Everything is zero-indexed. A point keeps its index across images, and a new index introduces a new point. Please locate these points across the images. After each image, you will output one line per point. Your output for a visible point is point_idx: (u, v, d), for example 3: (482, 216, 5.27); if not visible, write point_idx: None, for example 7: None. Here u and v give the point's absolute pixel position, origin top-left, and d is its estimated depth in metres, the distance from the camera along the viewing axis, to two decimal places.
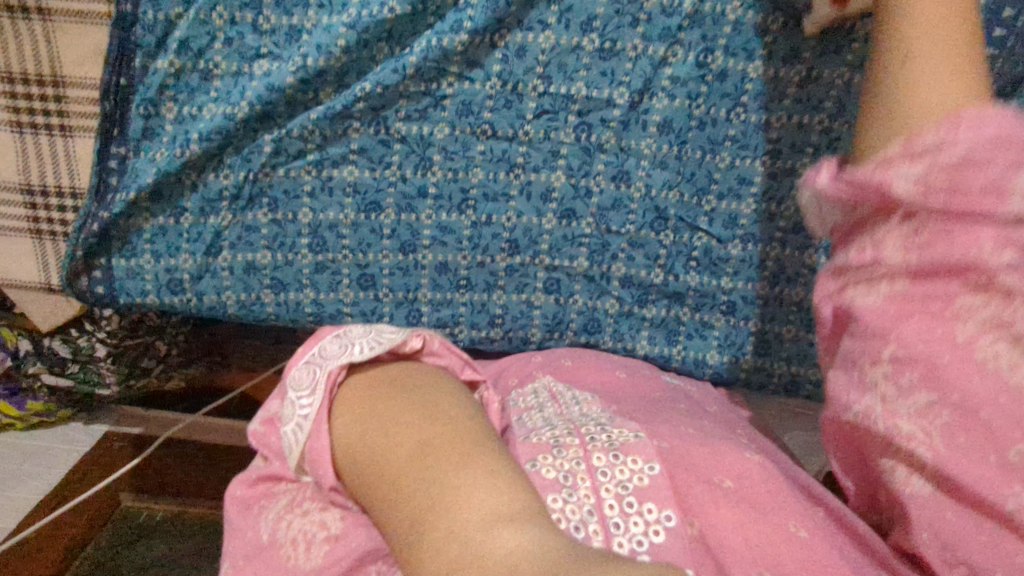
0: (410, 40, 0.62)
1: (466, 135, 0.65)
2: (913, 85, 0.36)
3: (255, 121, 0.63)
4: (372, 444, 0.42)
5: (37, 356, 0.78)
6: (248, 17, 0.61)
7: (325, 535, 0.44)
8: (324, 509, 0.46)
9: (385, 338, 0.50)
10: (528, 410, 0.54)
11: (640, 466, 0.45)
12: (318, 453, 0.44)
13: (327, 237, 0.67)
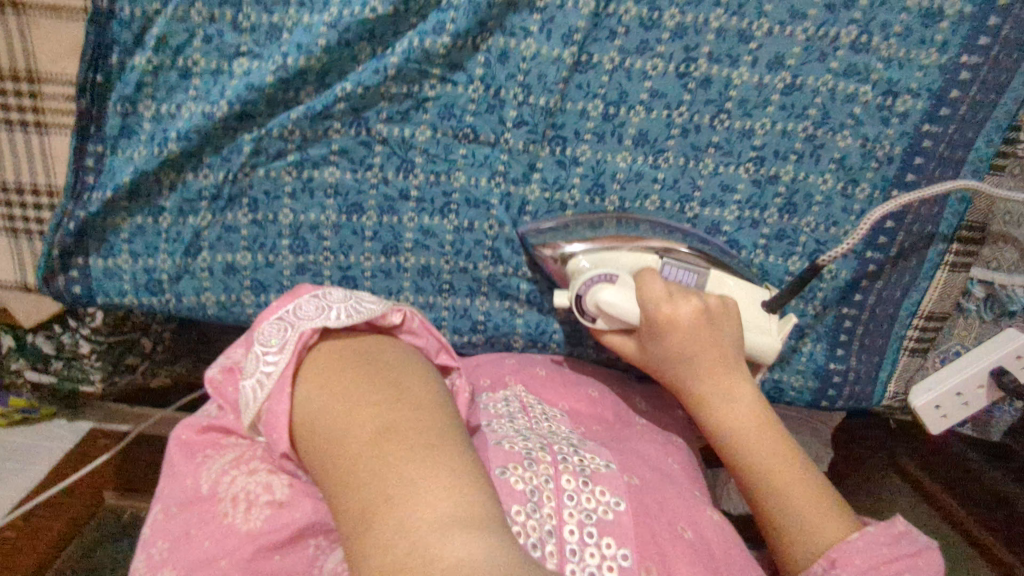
0: (392, 41, 0.61)
1: (448, 138, 0.64)
2: (794, 520, 0.53)
3: (234, 121, 0.62)
4: (334, 420, 0.43)
5: (20, 352, 0.78)
6: (227, 14, 0.60)
7: (268, 500, 0.47)
8: (271, 476, 0.48)
9: (361, 308, 0.52)
10: (497, 416, 0.57)
11: (607, 504, 0.49)
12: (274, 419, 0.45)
13: (308, 239, 0.66)
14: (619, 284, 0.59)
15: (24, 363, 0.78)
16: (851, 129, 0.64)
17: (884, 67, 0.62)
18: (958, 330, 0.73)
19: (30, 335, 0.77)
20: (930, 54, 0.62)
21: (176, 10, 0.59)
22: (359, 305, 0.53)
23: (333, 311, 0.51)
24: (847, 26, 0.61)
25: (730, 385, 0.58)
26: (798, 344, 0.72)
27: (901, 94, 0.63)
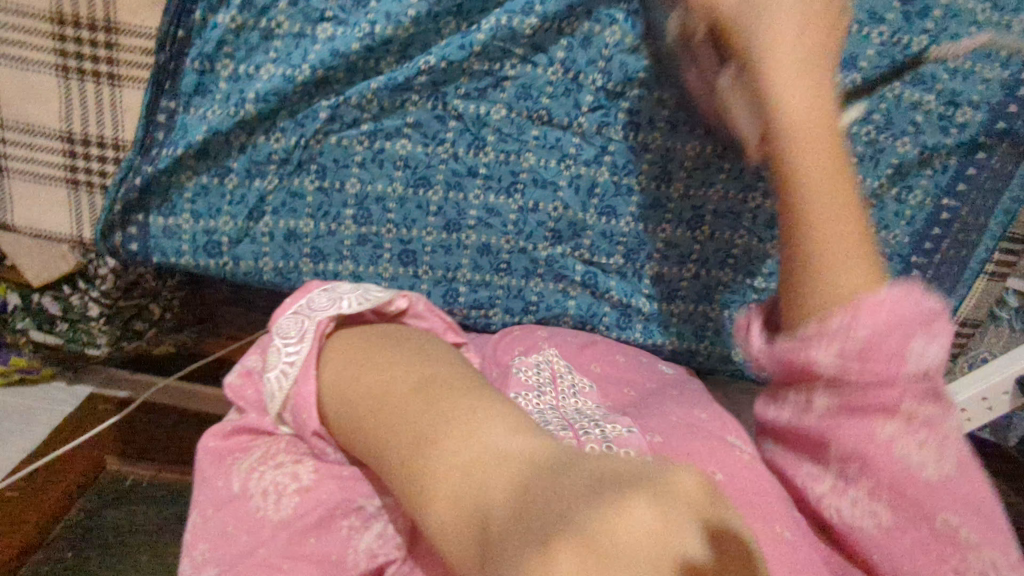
0: (477, 17, 0.62)
1: (522, 118, 0.65)
2: (821, 265, 0.44)
3: (313, 86, 0.62)
4: (380, 398, 0.41)
5: (26, 311, 0.73)
6: None
7: (295, 487, 0.47)
8: (298, 460, 0.48)
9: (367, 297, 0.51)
10: (523, 386, 0.55)
11: (627, 455, 0.47)
12: (297, 406, 0.46)
13: (372, 210, 0.66)
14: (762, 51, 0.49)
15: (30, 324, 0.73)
16: (910, 136, 0.66)
17: (948, 79, 0.64)
18: (989, 336, 0.78)
19: (37, 295, 0.72)
20: (993, 69, 0.64)
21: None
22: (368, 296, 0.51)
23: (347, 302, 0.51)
24: (920, 35, 0.63)
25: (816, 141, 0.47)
26: None
27: (961, 105, 0.65)
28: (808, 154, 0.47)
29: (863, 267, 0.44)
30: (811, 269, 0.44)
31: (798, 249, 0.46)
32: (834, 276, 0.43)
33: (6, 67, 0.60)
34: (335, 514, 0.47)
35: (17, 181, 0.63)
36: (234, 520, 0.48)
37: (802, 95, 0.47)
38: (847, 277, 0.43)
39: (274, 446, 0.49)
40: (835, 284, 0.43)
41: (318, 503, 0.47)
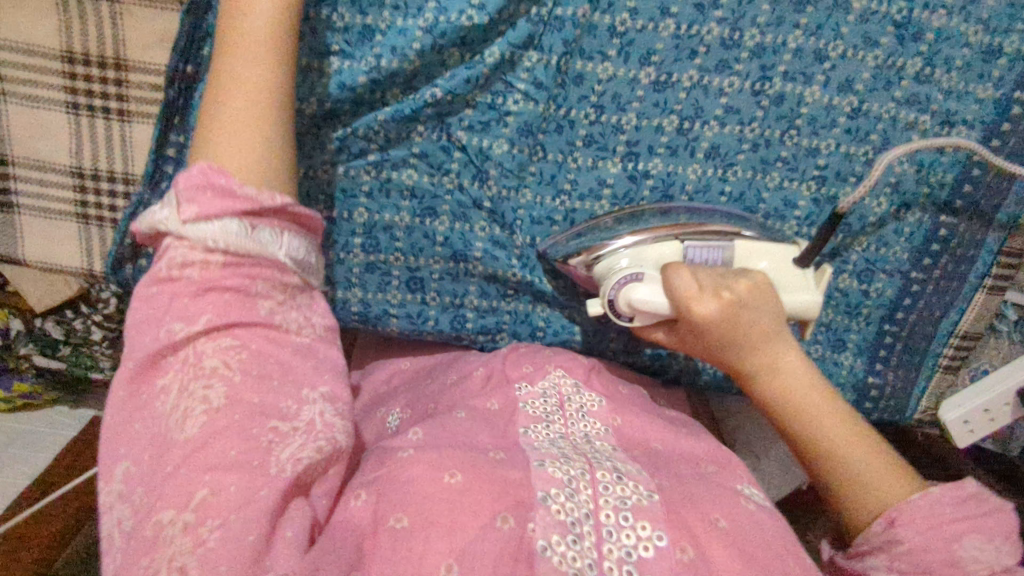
0: (481, 48, 0.63)
1: (523, 154, 0.66)
2: (867, 497, 0.53)
3: (319, 119, 0.63)
4: (267, 134, 0.54)
5: (29, 336, 0.81)
6: (323, 14, 0.60)
7: (203, 408, 0.45)
8: (208, 381, 0.46)
9: (297, 243, 0.53)
10: (538, 411, 0.57)
11: (641, 492, 0.48)
12: (206, 208, 0.48)
13: (381, 238, 0.68)
14: (651, 292, 0.57)
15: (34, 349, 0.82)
16: (907, 156, 0.67)
17: (943, 98, 0.65)
18: (988, 348, 0.79)
19: (42, 321, 0.81)
20: (988, 88, 0.65)
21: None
22: (294, 232, 0.53)
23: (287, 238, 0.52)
24: (913, 58, 0.64)
25: (775, 358, 0.57)
26: (842, 358, 0.75)
27: (956, 124, 0.66)
28: (787, 372, 0.57)
29: (875, 457, 0.55)
30: (844, 486, 0.55)
31: (818, 461, 0.56)
32: (870, 496, 0.53)
33: (17, 106, 0.60)
34: (256, 432, 0.46)
35: (27, 218, 0.64)
36: (155, 478, 0.44)
37: (771, 310, 0.57)
38: (897, 492, 0.53)
39: (182, 365, 0.46)
40: (875, 492, 0.53)
41: (228, 426, 0.45)
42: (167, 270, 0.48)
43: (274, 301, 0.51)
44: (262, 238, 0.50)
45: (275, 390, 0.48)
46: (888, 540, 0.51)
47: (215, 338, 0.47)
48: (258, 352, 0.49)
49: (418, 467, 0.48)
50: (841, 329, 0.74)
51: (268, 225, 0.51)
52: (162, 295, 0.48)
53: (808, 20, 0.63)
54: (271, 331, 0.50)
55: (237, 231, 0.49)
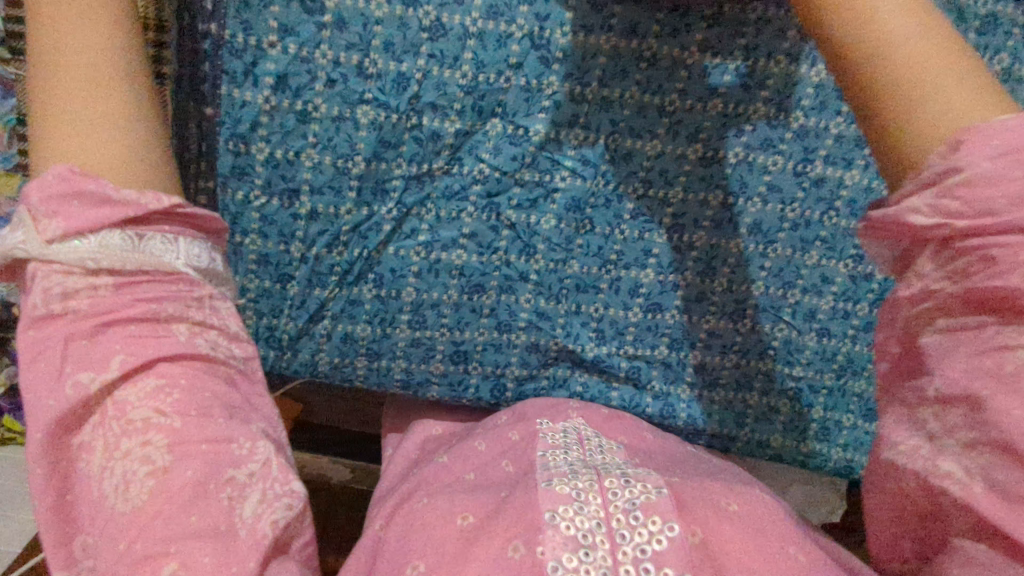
0: (523, 120, 0.64)
1: (570, 229, 0.67)
2: (933, 123, 0.32)
3: (369, 193, 0.64)
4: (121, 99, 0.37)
5: None
6: (354, 58, 0.60)
7: (148, 470, 0.33)
8: (144, 439, 0.34)
9: (200, 251, 0.40)
10: (551, 445, 0.54)
11: (650, 489, 0.44)
12: (76, 220, 0.34)
13: (427, 316, 0.69)
14: None
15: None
16: None
17: None
18: None
19: None
20: None
21: (322, 73, 0.60)
22: (193, 236, 0.40)
23: (185, 242, 0.39)
24: None
25: None
26: (874, 428, 0.76)
27: None
28: None
29: (962, 89, 0.32)
30: (914, 100, 0.33)
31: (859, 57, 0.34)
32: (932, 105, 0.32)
33: None
34: (212, 489, 0.34)
35: None
36: (106, 557, 0.33)
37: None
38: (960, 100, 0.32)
39: (105, 423, 0.34)
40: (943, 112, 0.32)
41: (179, 491, 0.33)
42: (43, 310, 0.34)
43: (194, 321, 0.38)
44: (153, 249, 0.37)
45: (228, 429, 0.36)
46: (948, 169, 0.31)
47: (134, 383, 0.34)
48: (195, 388, 0.36)
49: (439, 509, 0.46)
50: (874, 399, 0.75)
51: (162, 229, 0.37)
52: (56, 337, 0.33)
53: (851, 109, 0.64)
54: (204, 364, 0.37)
55: (122, 246, 0.35)
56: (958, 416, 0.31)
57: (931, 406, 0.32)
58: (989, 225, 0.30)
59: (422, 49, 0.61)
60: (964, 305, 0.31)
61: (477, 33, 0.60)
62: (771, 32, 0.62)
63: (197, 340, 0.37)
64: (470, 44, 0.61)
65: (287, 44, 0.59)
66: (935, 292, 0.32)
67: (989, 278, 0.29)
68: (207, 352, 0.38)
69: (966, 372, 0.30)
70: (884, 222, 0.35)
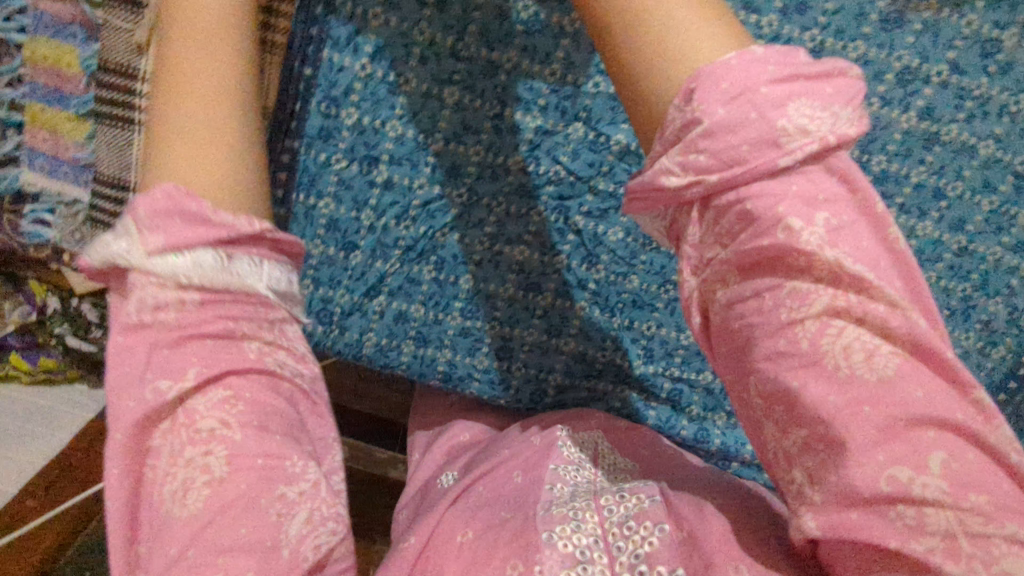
0: (605, 127, 0.62)
1: (635, 243, 0.66)
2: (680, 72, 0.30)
3: (444, 174, 0.64)
4: (232, 131, 0.35)
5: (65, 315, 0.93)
6: (449, 40, 0.60)
7: (205, 479, 0.31)
8: (207, 449, 0.31)
9: (279, 275, 0.35)
10: (567, 462, 0.59)
11: (642, 501, 0.50)
12: (177, 236, 0.30)
13: (481, 305, 0.69)
14: None
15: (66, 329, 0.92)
16: (1004, 297, 0.67)
17: None
18: None
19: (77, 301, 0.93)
20: None
21: (417, 50, 0.60)
22: (278, 258, 0.35)
23: (270, 266, 0.34)
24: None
25: None
26: None
27: None
28: None
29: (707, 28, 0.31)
30: (655, 52, 0.31)
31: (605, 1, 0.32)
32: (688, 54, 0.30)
33: None
34: (262, 504, 0.31)
35: None
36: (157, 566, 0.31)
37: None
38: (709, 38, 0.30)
39: (173, 432, 0.31)
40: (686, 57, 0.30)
41: (232, 502, 0.31)
42: (134, 319, 0.30)
43: (266, 341, 0.34)
44: (238, 271, 0.32)
45: (285, 448, 0.33)
46: (687, 124, 0.29)
47: (204, 394, 0.31)
48: (263, 403, 0.32)
49: (451, 523, 0.50)
50: None
51: (246, 251, 0.33)
52: (137, 344, 0.30)
53: (935, 158, 0.62)
54: (269, 381, 0.33)
55: (215, 265, 0.31)
56: (784, 411, 0.30)
57: (758, 404, 0.31)
58: (742, 177, 0.29)
59: (517, 40, 0.60)
60: (747, 270, 0.30)
61: (573, 33, 0.59)
62: (869, 73, 0.59)
63: (272, 359, 0.33)
64: (564, 44, 0.60)
65: (389, 16, 0.59)
66: (708, 263, 0.31)
67: (761, 236, 0.29)
68: (276, 369, 0.34)
69: (772, 357, 0.29)
70: (649, 196, 0.32)
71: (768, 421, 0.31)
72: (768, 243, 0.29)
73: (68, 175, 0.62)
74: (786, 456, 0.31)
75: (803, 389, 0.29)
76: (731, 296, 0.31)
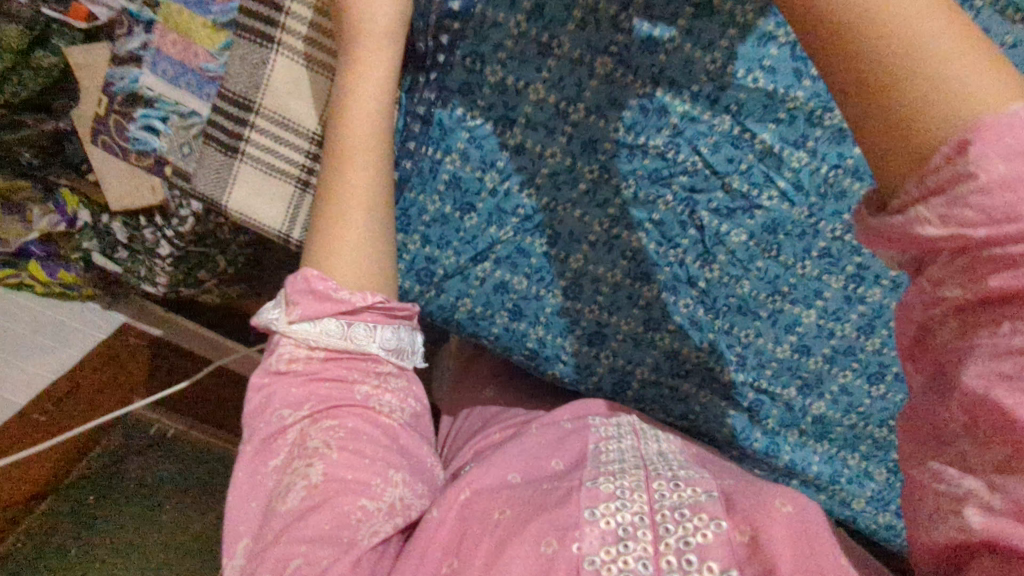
0: (752, 124, 0.61)
1: (756, 248, 0.65)
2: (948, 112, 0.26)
3: (578, 148, 0.62)
4: (364, 220, 0.53)
5: (93, 232, 0.97)
6: (612, 8, 0.57)
7: (304, 483, 0.46)
8: (310, 460, 0.47)
9: (391, 332, 0.54)
10: (607, 445, 0.58)
11: (698, 493, 0.48)
12: (307, 309, 0.50)
13: (584, 288, 0.67)
14: None
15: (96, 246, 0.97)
16: None
17: None
18: None
19: (105, 220, 0.95)
20: None
21: (578, 13, 0.58)
22: (388, 321, 0.54)
23: (379, 329, 0.53)
24: None
25: None
26: None
27: None
28: None
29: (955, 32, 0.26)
30: (911, 56, 0.26)
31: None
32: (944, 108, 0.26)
33: (286, 59, 0.58)
34: (346, 509, 0.45)
35: (246, 167, 0.61)
36: (259, 549, 0.44)
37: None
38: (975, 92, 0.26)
39: (293, 448, 0.48)
40: (956, 88, 0.26)
41: (313, 527, 0.44)
42: (276, 366, 0.51)
43: (370, 385, 0.52)
44: (358, 333, 0.52)
45: (369, 466, 0.48)
46: (956, 177, 0.26)
47: (320, 420, 0.49)
48: (356, 431, 0.49)
49: (485, 500, 0.49)
50: None
51: (366, 319, 0.52)
52: (284, 387, 0.50)
53: None
54: (368, 413, 0.50)
55: (335, 329, 0.51)
56: (987, 426, 0.28)
57: (956, 420, 0.30)
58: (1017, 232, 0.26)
59: (684, 22, 0.57)
60: (977, 310, 0.28)
61: (744, 23, 0.57)
62: None
63: (369, 400, 0.51)
64: (733, 32, 0.57)
65: None
66: (942, 301, 0.30)
67: (1006, 275, 0.27)
68: (372, 406, 0.51)
69: (985, 378, 0.28)
70: (891, 235, 0.30)
71: (962, 434, 0.30)
72: (1000, 283, 0.27)
73: (190, 85, 0.60)
74: (960, 464, 0.30)
75: (1013, 415, 0.27)
76: (964, 329, 0.29)
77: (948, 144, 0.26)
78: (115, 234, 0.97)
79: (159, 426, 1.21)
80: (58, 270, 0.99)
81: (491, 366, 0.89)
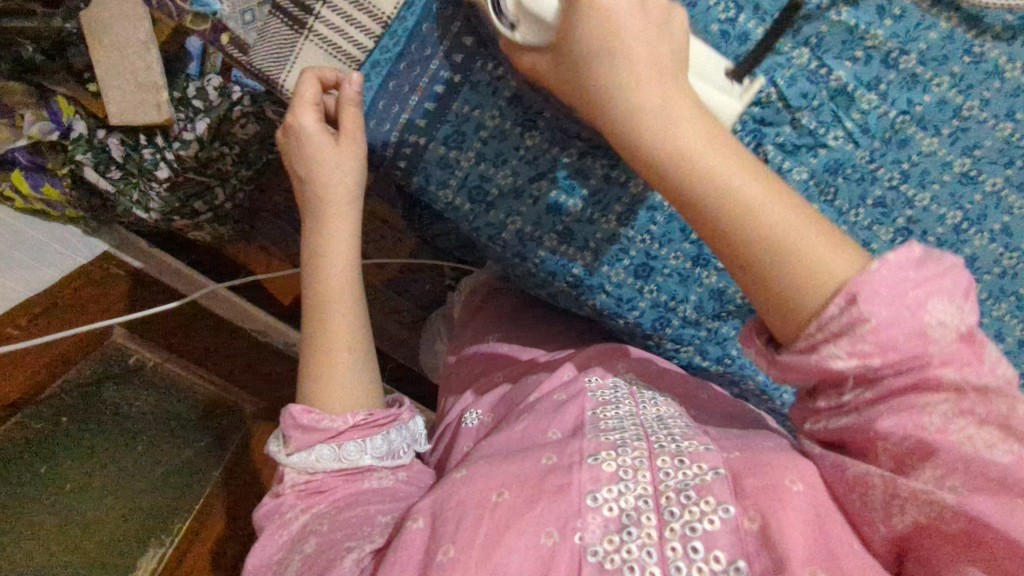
0: (829, 59, 0.60)
1: (814, 188, 0.64)
2: (816, 279, 0.39)
3: None
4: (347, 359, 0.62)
5: (87, 142, 0.89)
6: None
7: (299, 554, 0.53)
8: (305, 540, 0.54)
9: (379, 440, 0.61)
10: (603, 403, 0.58)
11: (704, 472, 0.48)
12: (302, 441, 0.58)
13: (639, 215, 0.66)
14: (742, 171, 0.40)
15: (90, 161, 0.89)
16: None
17: None
18: None
19: (103, 134, 0.88)
20: None
21: None
22: (377, 432, 0.61)
23: (368, 441, 0.60)
24: None
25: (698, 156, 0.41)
26: None
27: None
28: (706, 157, 0.40)
29: (805, 225, 0.40)
30: (782, 249, 0.39)
31: (690, 177, 0.41)
32: (806, 267, 0.39)
33: None
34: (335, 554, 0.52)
35: (309, 45, 0.63)
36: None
37: (650, 42, 0.43)
38: (836, 264, 0.39)
39: (294, 527, 0.56)
40: (815, 257, 0.39)
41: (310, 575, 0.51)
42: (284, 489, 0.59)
43: (367, 479, 0.60)
44: (349, 452, 0.59)
45: (355, 524, 0.55)
46: None
47: (314, 510, 0.57)
48: (343, 510, 0.57)
49: (475, 482, 0.50)
50: None
51: (354, 437, 0.60)
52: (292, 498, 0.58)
53: None
54: (357, 495, 0.58)
55: (329, 453, 0.59)
56: None
57: None
58: None
59: None
60: None
61: None
62: None
63: (363, 486, 0.59)
64: None
65: None
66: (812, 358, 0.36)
67: None
68: (368, 488, 0.59)
69: None
70: None
71: None
72: None
73: None
74: None
75: None
76: None
77: (837, 298, 0.38)
78: (110, 152, 0.90)
79: (136, 356, 1.17)
80: (42, 183, 0.90)
81: (497, 312, 0.91)
